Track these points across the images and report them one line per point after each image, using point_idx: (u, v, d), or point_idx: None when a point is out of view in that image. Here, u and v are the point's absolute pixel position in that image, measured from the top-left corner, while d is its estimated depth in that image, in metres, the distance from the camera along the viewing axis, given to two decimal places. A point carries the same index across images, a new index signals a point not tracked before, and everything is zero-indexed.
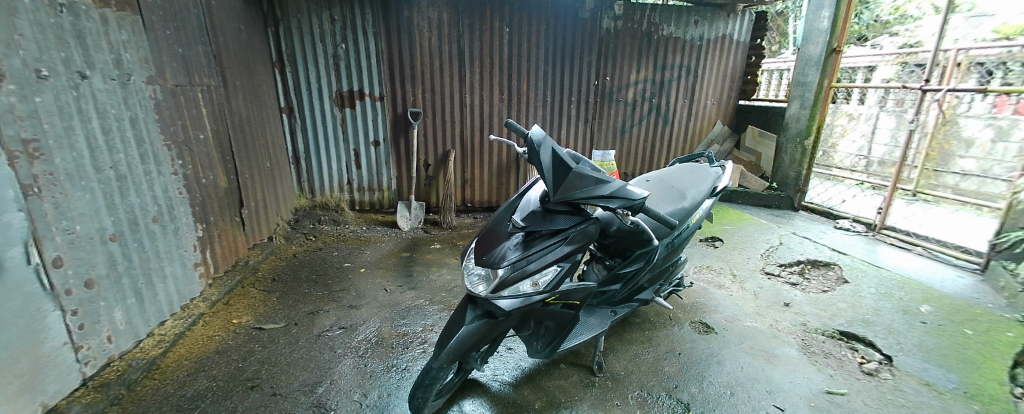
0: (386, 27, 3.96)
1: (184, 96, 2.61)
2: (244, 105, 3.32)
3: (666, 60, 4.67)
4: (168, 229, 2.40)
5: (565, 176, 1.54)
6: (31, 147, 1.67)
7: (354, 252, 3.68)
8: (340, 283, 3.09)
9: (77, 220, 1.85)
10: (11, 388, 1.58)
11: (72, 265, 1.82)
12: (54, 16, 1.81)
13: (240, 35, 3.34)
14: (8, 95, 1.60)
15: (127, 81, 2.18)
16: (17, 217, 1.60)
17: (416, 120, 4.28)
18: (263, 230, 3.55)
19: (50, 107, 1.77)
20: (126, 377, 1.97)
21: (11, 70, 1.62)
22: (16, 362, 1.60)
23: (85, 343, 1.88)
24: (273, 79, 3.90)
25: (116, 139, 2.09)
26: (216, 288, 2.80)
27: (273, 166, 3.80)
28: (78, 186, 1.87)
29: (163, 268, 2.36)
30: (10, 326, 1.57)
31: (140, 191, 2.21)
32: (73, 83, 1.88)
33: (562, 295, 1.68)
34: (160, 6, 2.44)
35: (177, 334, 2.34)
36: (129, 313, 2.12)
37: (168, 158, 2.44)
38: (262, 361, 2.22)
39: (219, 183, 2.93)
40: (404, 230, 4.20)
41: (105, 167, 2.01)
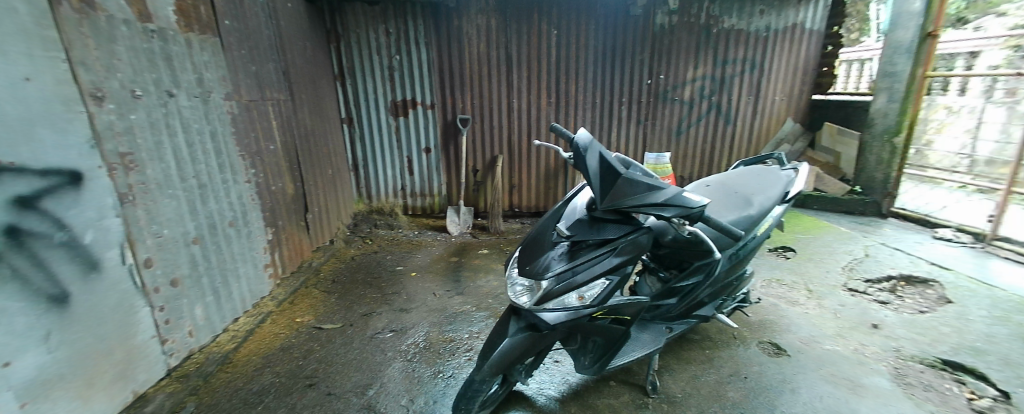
0: (436, 37, 4.06)
1: (257, 109, 2.82)
2: (309, 116, 3.54)
3: (728, 54, 4.37)
4: (242, 233, 2.60)
5: (613, 181, 1.46)
6: (127, 159, 1.87)
7: (406, 256, 3.78)
8: (393, 287, 3.19)
9: (165, 225, 2.05)
10: (109, 376, 1.76)
11: (161, 265, 2.02)
12: (147, 41, 2.02)
13: (306, 51, 3.57)
14: (108, 113, 1.80)
15: (208, 98, 2.39)
16: (115, 222, 1.80)
17: (465, 127, 4.35)
18: (325, 234, 3.76)
19: (143, 123, 1.97)
20: (203, 369, 2.15)
21: (111, 91, 1.82)
22: (113, 353, 1.78)
23: (171, 337, 2.08)
24: (335, 91, 4.13)
25: (198, 151, 2.29)
26: (283, 288, 3.01)
27: (335, 173, 4.02)
28: (166, 193, 2.07)
29: (237, 269, 2.56)
30: (108, 319, 1.76)
31: (217, 198, 2.41)
32: (161, 101, 2.08)
33: (611, 310, 1.59)
34: (237, 28, 2.66)
35: (248, 331, 2.53)
36: (208, 310, 2.32)
37: (242, 168, 2.64)
38: (320, 360, 2.32)
39: (287, 190, 3.14)
40: (454, 234, 4.27)
41: (189, 177, 2.22)
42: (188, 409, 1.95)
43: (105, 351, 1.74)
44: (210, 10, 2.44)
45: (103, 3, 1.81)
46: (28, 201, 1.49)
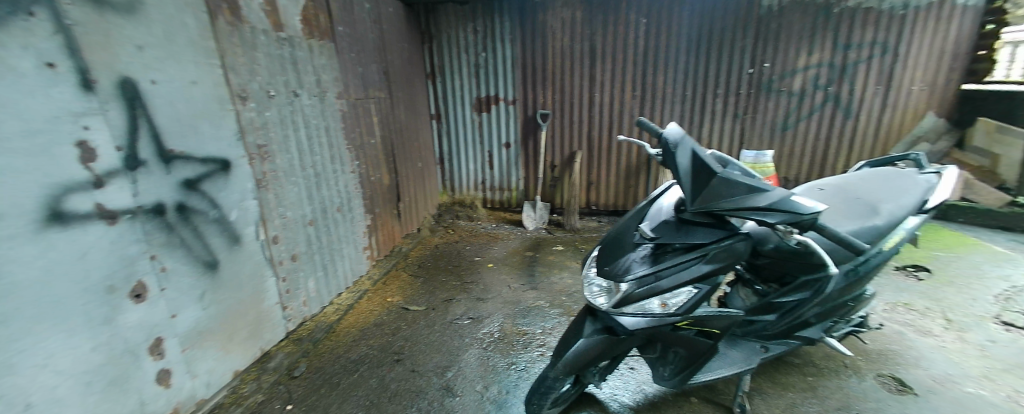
0: (521, 33, 4.12)
1: (362, 107, 3.11)
2: (404, 112, 3.81)
3: (851, 37, 3.82)
4: (346, 218, 2.91)
5: (707, 181, 1.37)
6: (262, 150, 2.19)
7: (483, 247, 3.92)
8: (472, 276, 3.34)
9: (288, 208, 2.37)
10: (244, 332, 2.10)
11: (284, 243, 2.34)
12: (279, 48, 2.33)
13: (404, 51, 3.84)
14: (250, 111, 2.12)
15: (325, 97, 2.70)
16: (252, 204, 2.12)
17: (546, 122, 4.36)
18: (413, 222, 4.04)
19: (275, 120, 2.29)
20: (312, 336, 2.47)
21: (252, 92, 2.13)
22: (247, 314, 2.11)
23: (289, 305, 2.41)
24: (426, 89, 4.40)
25: (316, 144, 2.61)
26: (377, 270, 3.32)
27: (424, 165, 4.29)
28: (290, 181, 2.39)
29: (342, 250, 2.88)
30: (245, 284, 2.09)
31: (329, 186, 2.72)
32: (288, 100, 2.39)
33: (697, 320, 1.50)
34: (348, 33, 2.96)
35: (348, 306, 2.83)
36: (318, 283, 2.65)
37: (349, 159, 2.94)
38: (406, 338, 2.52)
39: (383, 180, 3.42)
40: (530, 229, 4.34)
41: (308, 167, 2.53)
42: (300, 368, 2.25)
43: (242, 312, 2.07)
44: (328, 18, 2.73)
45: (248, 16, 2.13)
46: (192, 184, 1.81)
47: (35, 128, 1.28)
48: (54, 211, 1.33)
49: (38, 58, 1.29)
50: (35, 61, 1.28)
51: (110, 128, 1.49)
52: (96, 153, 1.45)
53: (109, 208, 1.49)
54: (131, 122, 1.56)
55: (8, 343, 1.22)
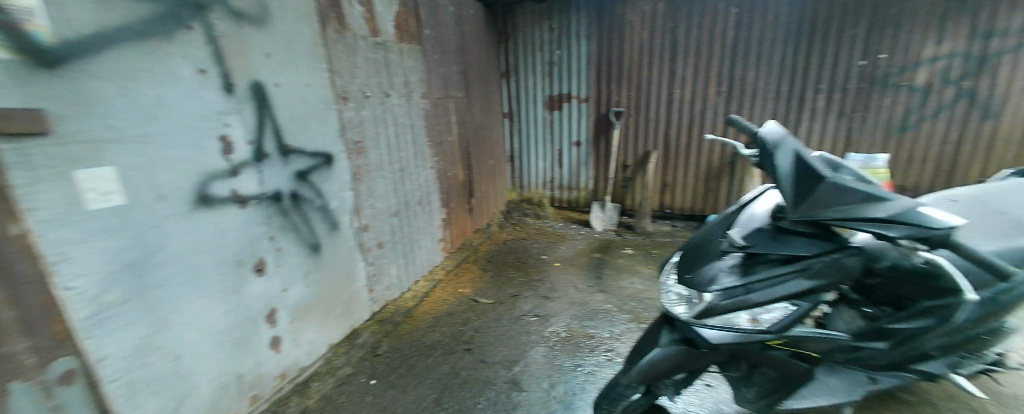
0: (598, 30, 4.07)
1: (443, 106, 3.27)
2: (479, 110, 3.94)
3: (995, 22, 3.22)
4: (425, 211, 3.09)
5: (813, 186, 1.27)
6: (358, 146, 2.40)
7: (550, 246, 3.93)
8: (539, 273, 3.37)
9: (377, 199, 2.58)
10: (338, 310, 2.33)
11: (373, 231, 2.56)
12: (375, 52, 2.53)
13: (482, 51, 3.97)
14: (350, 110, 2.33)
15: (411, 97, 2.88)
16: (348, 194, 2.34)
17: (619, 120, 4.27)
18: (484, 218, 4.18)
19: (370, 118, 2.49)
20: (392, 319, 2.66)
21: (352, 93, 2.34)
22: (341, 294, 2.34)
23: (374, 288, 2.63)
24: (500, 88, 4.51)
25: (403, 141, 2.80)
26: (449, 261, 3.48)
27: (496, 163, 4.41)
28: (379, 174, 2.59)
29: (420, 241, 3.07)
30: (340, 267, 2.31)
31: (412, 180, 2.91)
32: (381, 100, 2.59)
33: (791, 341, 1.39)
34: (433, 36, 3.12)
35: (424, 294, 3.01)
36: (399, 270, 2.86)
37: (430, 156, 3.11)
38: (476, 329, 2.62)
39: (458, 176, 3.57)
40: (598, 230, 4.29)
41: (395, 162, 2.73)
42: (383, 347, 2.44)
43: (336, 291, 2.30)
44: (416, 21, 2.90)
45: (351, 23, 2.34)
46: (302, 175, 2.04)
47: (192, 124, 1.52)
48: (201, 195, 1.57)
49: (195, 65, 1.54)
50: (193, 68, 1.53)
51: (244, 125, 1.73)
52: (234, 147, 1.69)
53: (242, 194, 1.74)
54: (259, 120, 1.80)
55: (167, 303, 1.48)
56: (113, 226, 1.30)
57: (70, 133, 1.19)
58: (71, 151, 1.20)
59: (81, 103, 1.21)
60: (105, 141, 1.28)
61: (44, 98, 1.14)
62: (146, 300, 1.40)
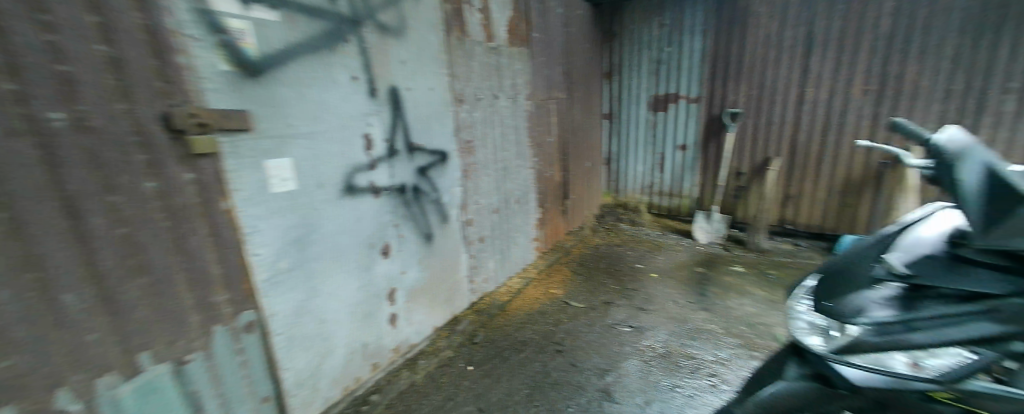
0: (716, 26, 3.79)
1: (545, 107, 3.33)
2: (580, 112, 3.93)
3: None
4: (522, 209, 3.20)
5: (1011, 209, 1.04)
6: (468, 145, 2.56)
7: (646, 255, 3.77)
8: (634, 283, 3.25)
9: (480, 196, 2.73)
10: (442, 297, 2.54)
11: (475, 226, 2.72)
12: (489, 56, 2.66)
13: (587, 52, 3.95)
14: (463, 112, 2.50)
15: (517, 98, 2.98)
16: (457, 190, 2.51)
17: (735, 122, 3.90)
18: (577, 220, 4.19)
19: (480, 119, 2.64)
20: (487, 311, 2.82)
21: (466, 96, 2.50)
22: (445, 282, 2.54)
23: (473, 279, 2.82)
24: (602, 88, 4.44)
25: (507, 142, 2.92)
26: (542, 261, 3.56)
27: (592, 165, 4.37)
28: (484, 173, 2.74)
29: (515, 239, 3.18)
30: (446, 257, 2.50)
31: (512, 179, 3.03)
32: (491, 102, 2.72)
33: (970, 401, 1.08)
34: (541, 38, 3.18)
35: (517, 291, 3.11)
36: (495, 265, 3.02)
37: (530, 156, 3.20)
38: (567, 331, 2.63)
39: (555, 177, 3.61)
40: (701, 242, 4.01)
41: (498, 161, 2.86)
42: (479, 336, 2.58)
43: (440, 279, 2.50)
44: (526, 25, 2.99)
45: (470, 30, 2.49)
46: (423, 171, 2.24)
47: (345, 124, 1.77)
48: (347, 185, 1.82)
49: (350, 73, 1.78)
50: (348, 76, 1.77)
51: (382, 125, 1.96)
52: (374, 144, 1.93)
53: (376, 186, 1.97)
54: (393, 121, 2.02)
55: (317, 275, 1.74)
56: (287, 207, 1.58)
57: (264, 130, 1.47)
58: (264, 145, 1.48)
59: (271, 106, 1.49)
60: (285, 137, 1.55)
61: (250, 102, 1.42)
62: (304, 271, 1.68)
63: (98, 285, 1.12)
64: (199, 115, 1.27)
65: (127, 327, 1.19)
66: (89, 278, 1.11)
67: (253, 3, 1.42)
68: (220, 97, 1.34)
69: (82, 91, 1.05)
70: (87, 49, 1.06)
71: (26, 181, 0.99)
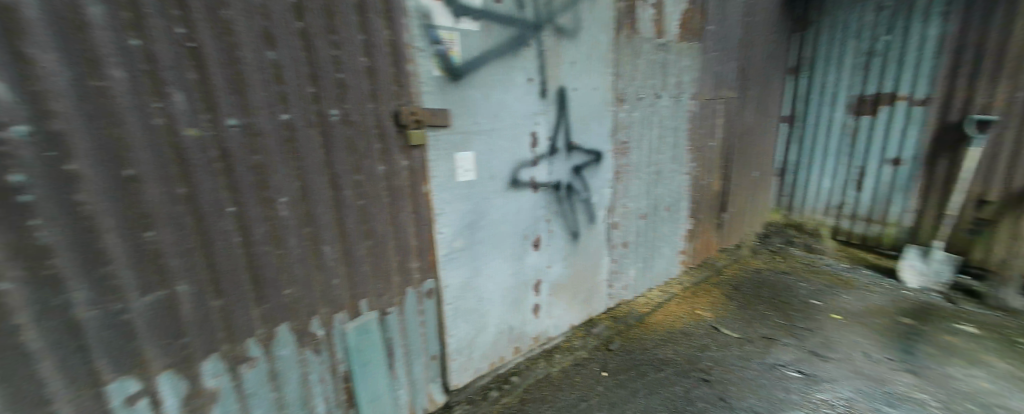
0: (967, 6, 2.94)
1: (711, 107, 3.04)
2: (753, 114, 3.49)
3: None
4: (671, 217, 3.03)
5: None
6: (623, 146, 2.51)
7: (825, 290, 3.16)
8: (806, 321, 2.76)
9: (630, 200, 2.67)
10: (581, 296, 2.58)
11: (621, 229, 2.68)
12: (657, 53, 2.54)
13: (771, 45, 3.46)
14: (624, 111, 2.45)
15: (681, 98, 2.79)
16: (608, 191, 2.49)
17: (985, 133, 2.96)
18: (732, 237, 3.76)
19: (639, 119, 2.56)
20: (625, 320, 2.74)
21: (628, 95, 2.44)
22: (586, 282, 2.57)
23: (613, 284, 2.78)
24: (783, 86, 3.85)
25: (665, 144, 2.78)
26: (688, 277, 3.30)
27: (760, 175, 3.85)
28: (636, 176, 2.66)
29: (660, 249, 3.04)
30: (589, 257, 2.52)
31: (665, 184, 2.88)
32: (653, 101, 2.61)
33: None
34: (717, 32, 2.90)
35: (657, 304, 2.96)
36: (637, 272, 2.93)
37: (687, 160, 2.99)
38: (715, 360, 2.38)
39: (713, 186, 3.30)
40: (912, 286, 3.18)
41: (653, 164, 2.74)
42: (615, 344, 2.52)
43: (583, 278, 2.54)
44: (702, 17, 2.76)
45: (641, 26, 2.41)
46: (578, 170, 2.28)
47: (518, 122, 1.92)
48: (512, 179, 1.97)
49: (528, 75, 1.92)
50: (526, 78, 1.91)
51: (547, 124, 2.06)
52: (539, 142, 2.04)
53: (536, 181, 2.09)
54: (558, 120, 2.11)
55: (482, 258, 1.95)
56: (466, 194, 1.80)
57: (458, 126, 1.70)
58: (455, 139, 1.70)
59: (465, 105, 1.71)
60: (472, 133, 1.75)
61: (452, 102, 1.65)
62: (471, 253, 1.89)
63: (343, 243, 1.46)
64: (418, 114, 1.53)
65: (356, 278, 1.53)
66: (339, 237, 1.45)
67: (463, 16, 1.62)
68: (430, 97, 1.58)
69: (350, 93, 1.38)
70: (357, 61, 1.37)
71: (315, 160, 1.33)
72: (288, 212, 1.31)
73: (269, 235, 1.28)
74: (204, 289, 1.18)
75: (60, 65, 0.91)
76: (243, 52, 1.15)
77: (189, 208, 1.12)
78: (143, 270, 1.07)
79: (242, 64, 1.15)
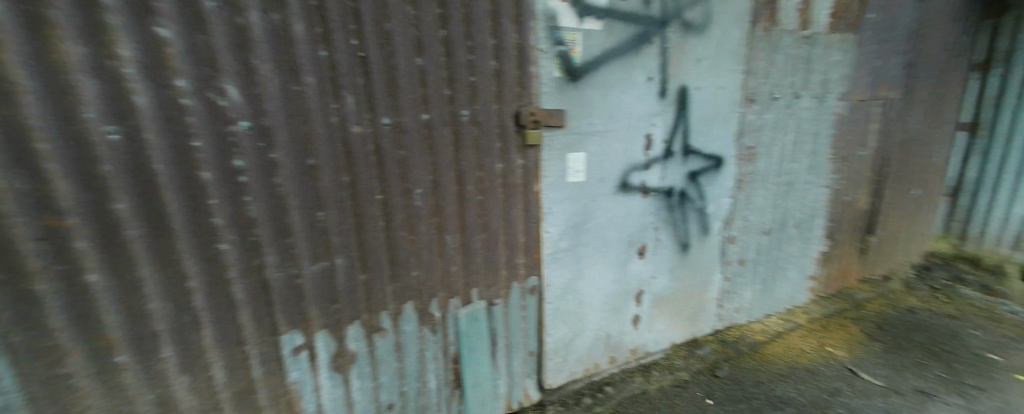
0: None
1: (864, 110, 2.62)
2: (921, 119, 2.91)
3: None
4: (802, 235, 2.68)
5: None
6: (749, 152, 2.28)
7: (1015, 345, 2.51)
8: (983, 380, 2.21)
9: (752, 213, 2.42)
10: (687, 312, 2.41)
11: (739, 244, 2.44)
12: (798, 48, 2.26)
13: (953, 34, 2.85)
14: (753, 113, 2.22)
15: (825, 99, 2.45)
16: (727, 201, 2.29)
17: None
18: (879, 266, 3.20)
19: (771, 123, 2.30)
20: (735, 346, 2.49)
21: (760, 95, 2.21)
22: (693, 299, 2.39)
23: (723, 305, 2.55)
24: (967, 85, 3.14)
25: (800, 152, 2.46)
26: (818, 308, 2.89)
27: (924, 194, 3.20)
28: (762, 186, 2.39)
29: (784, 271, 2.71)
30: (700, 271, 2.34)
31: (797, 197, 2.55)
32: (789, 102, 2.33)
33: None
34: (878, 22, 2.48)
35: (777, 333, 2.63)
36: (755, 295, 2.66)
37: (827, 171, 2.62)
38: (851, 408, 2.03)
39: (858, 202, 2.84)
40: None
41: (784, 174, 2.45)
42: (723, 370, 2.30)
43: (690, 293, 2.37)
44: (859, 5, 2.38)
45: (782, 18, 2.16)
46: (694, 176, 2.13)
47: (633, 124, 1.87)
48: (622, 182, 1.92)
49: (648, 74, 1.85)
50: (646, 77, 1.84)
51: (665, 126, 1.96)
52: (654, 145, 1.96)
53: (647, 186, 2.00)
54: (676, 122, 1.99)
55: (586, 260, 1.94)
56: (575, 195, 1.80)
57: (573, 126, 1.71)
58: (569, 139, 1.72)
59: (581, 106, 1.71)
60: (586, 134, 1.75)
61: (568, 103, 1.67)
62: (576, 254, 1.90)
63: (462, 233, 1.58)
64: (536, 114, 1.59)
65: (471, 267, 1.64)
66: (459, 227, 1.57)
67: (587, 16, 1.63)
68: (549, 98, 1.63)
69: (480, 94, 1.48)
70: (487, 64, 1.47)
71: (446, 156, 1.46)
72: (421, 202, 1.46)
73: (405, 221, 1.44)
74: (354, 264, 1.38)
75: (273, 72, 1.13)
76: (398, 59, 1.30)
77: (347, 194, 1.31)
78: (312, 242, 1.29)
79: (396, 69, 1.31)
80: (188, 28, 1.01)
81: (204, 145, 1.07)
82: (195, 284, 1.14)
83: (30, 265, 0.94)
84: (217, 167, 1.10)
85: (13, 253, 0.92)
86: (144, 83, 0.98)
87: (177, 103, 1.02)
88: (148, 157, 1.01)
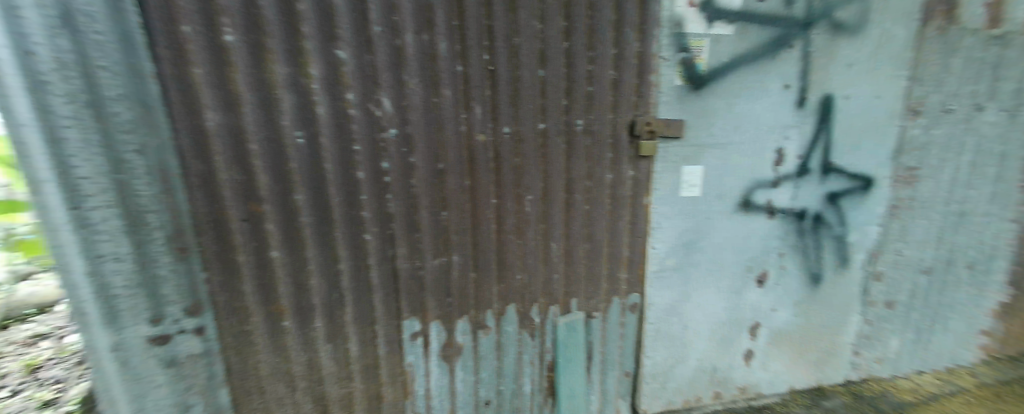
0: None
1: None
2: None
3: None
4: (976, 278, 2.18)
5: None
6: (909, 173, 1.92)
7: None
8: None
9: (908, 246, 2.03)
10: (813, 355, 2.08)
11: (887, 282, 2.06)
12: (986, 50, 1.86)
13: None
14: (916, 127, 1.87)
15: (1020, 112, 1.98)
16: (875, 230, 1.96)
17: None
18: None
19: (941, 139, 1.92)
20: (873, 402, 2.09)
21: (928, 106, 1.86)
22: (822, 341, 2.07)
23: (860, 352, 2.16)
24: None
25: (979, 176, 2.01)
26: (991, 370, 2.31)
27: None
28: (923, 214, 2.00)
29: (946, 321, 2.22)
30: (834, 308, 2.02)
31: (971, 231, 2.08)
32: (967, 115, 1.92)
33: None
34: None
35: (932, 395, 2.14)
36: (903, 345, 2.21)
37: (1018, 202, 2.10)
38: None
39: None
40: None
41: (954, 202, 2.02)
42: None
43: (818, 334, 2.05)
44: None
45: (964, 14, 1.80)
46: (833, 198, 1.86)
47: (761, 136, 1.71)
48: (744, 200, 1.76)
49: (783, 82, 1.68)
50: (781, 84, 1.68)
51: (801, 139, 1.76)
52: (784, 160, 1.76)
53: (774, 206, 1.81)
54: (814, 136, 1.77)
55: (695, 281, 1.81)
56: (688, 211, 1.71)
57: (691, 138, 1.63)
58: (686, 152, 1.64)
59: (703, 115, 1.62)
60: (705, 146, 1.65)
61: (688, 113, 1.60)
62: (684, 274, 1.79)
63: (568, 241, 1.60)
64: (652, 124, 1.54)
65: (573, 276, 1.65)
66: (565, 235, 1.59)
67: (717, 20, 1.55)
68: (667, 108, 1.57)
69: (597, 104, 1.49)
70: (606, 75, 1.48)
71: (558, 165, 1.50)
72: (531, 208, 1.51)
73: (515, 225, 1.51)
74: (468, 261, 1.48)
75: (418, 85, 1.28)
76: (523, 71, 1.38)
77: (466, 196, 1.41)
78: (435, 238, 1.42)
79: (520, 80, 1.38)
80: (357, 49, 1.20)
81: (360, 148, 1.26)
82: (343, 266, 1.33)
83: (237, 239, 1.21)
84: (369, 167, 1.28)
85: (227, 228, 1.19)
86: (323, 96, 1.20)
87: (345, 113, 1.22)
88: (321, 157, 1.23)
